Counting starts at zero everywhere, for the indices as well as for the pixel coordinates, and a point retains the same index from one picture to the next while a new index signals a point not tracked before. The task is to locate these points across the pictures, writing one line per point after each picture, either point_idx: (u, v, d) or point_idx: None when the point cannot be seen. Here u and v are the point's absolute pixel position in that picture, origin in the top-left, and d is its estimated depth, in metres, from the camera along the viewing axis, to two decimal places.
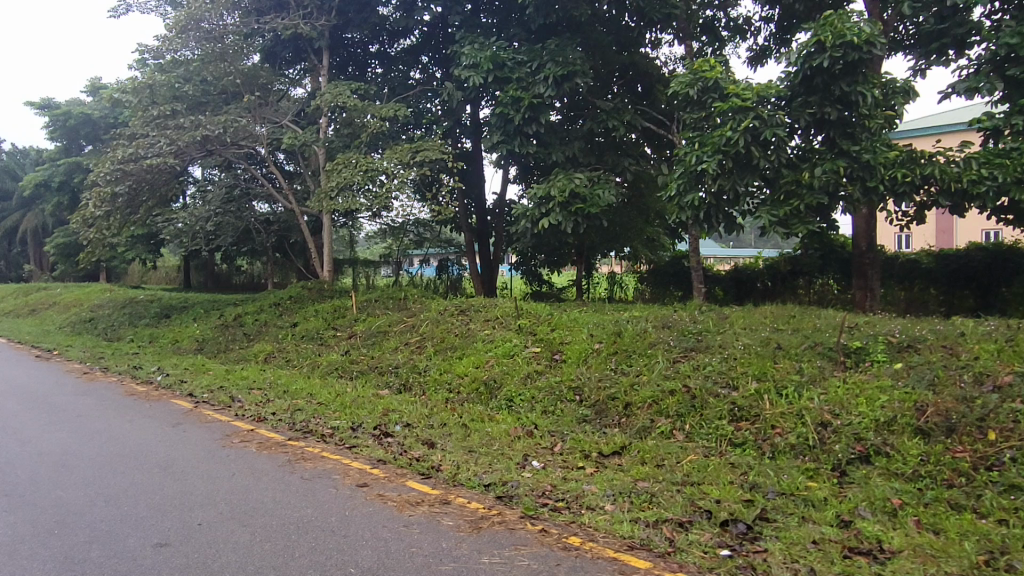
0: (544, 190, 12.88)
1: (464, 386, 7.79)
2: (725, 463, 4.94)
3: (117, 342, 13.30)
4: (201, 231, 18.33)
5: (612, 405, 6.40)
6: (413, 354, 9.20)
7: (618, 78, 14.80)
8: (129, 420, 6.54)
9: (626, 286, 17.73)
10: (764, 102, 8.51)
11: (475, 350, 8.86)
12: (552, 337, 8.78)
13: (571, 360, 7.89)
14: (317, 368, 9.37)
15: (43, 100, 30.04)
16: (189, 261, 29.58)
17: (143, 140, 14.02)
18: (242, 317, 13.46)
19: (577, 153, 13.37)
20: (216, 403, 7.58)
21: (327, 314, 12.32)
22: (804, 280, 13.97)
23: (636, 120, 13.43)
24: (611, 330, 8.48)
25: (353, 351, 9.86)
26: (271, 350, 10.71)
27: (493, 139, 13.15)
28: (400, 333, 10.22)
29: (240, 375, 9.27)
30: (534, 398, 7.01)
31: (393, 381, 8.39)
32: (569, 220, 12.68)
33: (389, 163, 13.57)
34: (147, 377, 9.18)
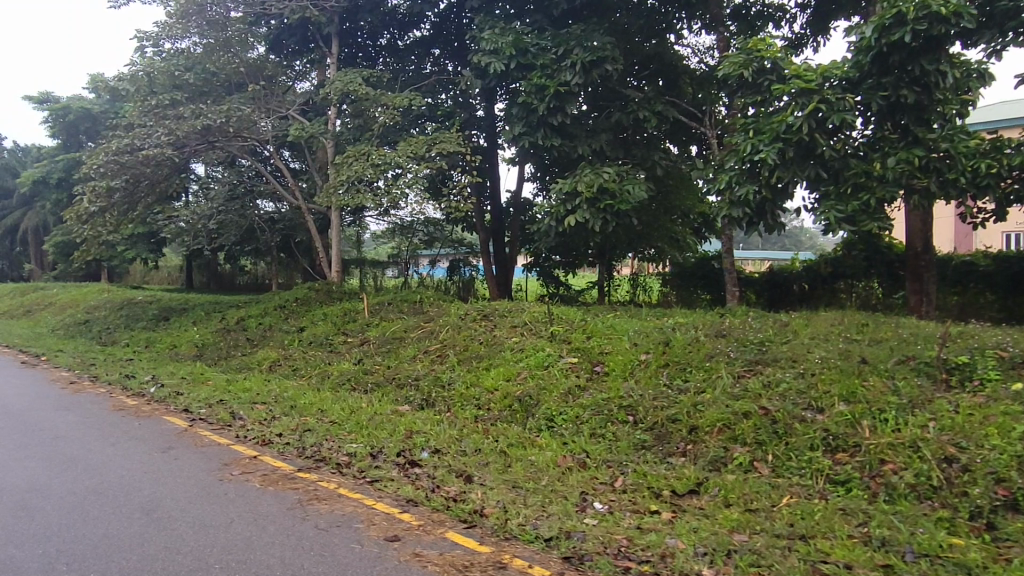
0: (571, 186, 11.99)
1: (495, 402, 6.87)
2: (835, 510, 4.03)
3: (112, 347, 12.39)
4: (204, 229, 17.47)
5: (675, 429, 5.48)
6: (434, 365, 8.30)
7: (637, 72, 13.57)
8: (113, 445, 5.64)
9: (650, 288, 16.72)
10: (830, 83, 7.61)
11: (503, 361, 7.95)
12: (590, 347, 7.88)
13: (615, 373, 6.98)
14: (328, 379, 8.47)
15: (42, 94, 29.19)
16: (191, 261, 28.71)
17: (140, 131, 13.15)
18: (246, 321, 12.57)
19: (605, 147, 12.48)
20: (215, 422, 6.68)
21: (336, 318, 11.41)
22: (846, 282, 13.03)
23: (668, 111, 12.48)
24: (657, 339, 7.57)
25: (367, 359, 8.96)
26: (277, 358, 9.81)
27: (515, 131, 12.28)
28: (418, 340, 9.32)
29: (242, 386, 8.37)
30: (579, 418, 6.11)
31: (414, 396, 7.49)
32: (598, 218, 11.79)
33: (403, 156, 12.67)
34: (139, 389, 8.29)
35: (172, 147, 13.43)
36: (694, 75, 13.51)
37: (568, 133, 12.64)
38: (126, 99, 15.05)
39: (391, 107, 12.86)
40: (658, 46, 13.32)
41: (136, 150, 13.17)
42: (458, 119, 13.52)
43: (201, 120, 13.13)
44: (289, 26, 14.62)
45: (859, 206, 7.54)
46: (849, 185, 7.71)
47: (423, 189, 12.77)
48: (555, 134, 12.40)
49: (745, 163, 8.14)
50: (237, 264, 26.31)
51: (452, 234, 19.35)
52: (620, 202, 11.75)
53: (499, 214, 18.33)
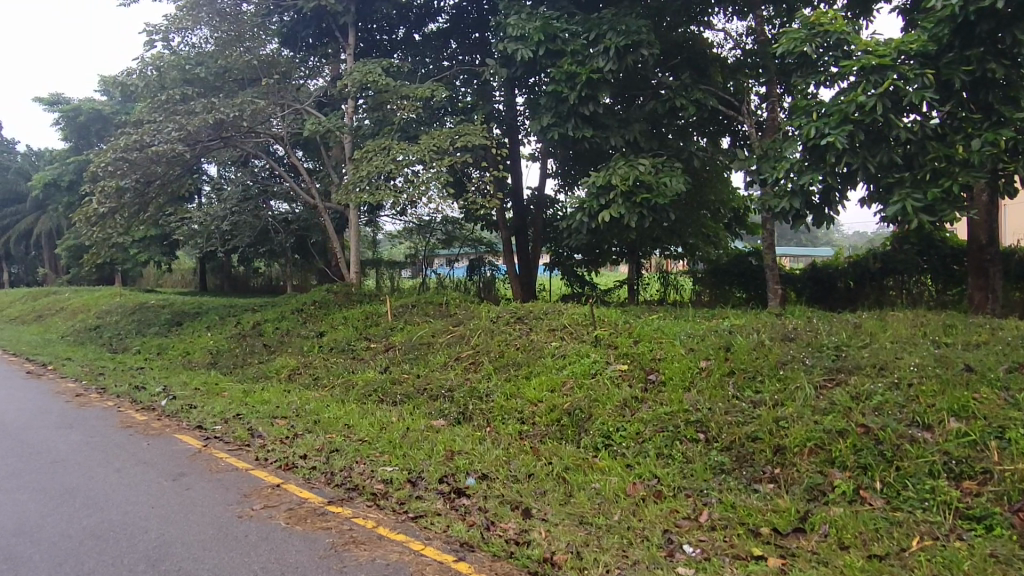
0: (604, 179, 11.29)
1: (540, 416, 6.19)
2: (985, 558, 3.33)
3: (122, 355, 11.81)
4: (217, 231, 16.88)
5: (757, 449, 4.78)
6: (468, 375, 7.63)
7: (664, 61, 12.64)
8: (118, 471, 4.98)
9: (681, 286, 15.93)
10: (905, 59, 6.94)
11: (545, 370, 7.26)
12: (640, 353, 7.17)
13: (674, 382, 6.27)
14: (352, 390, 7.81)
15: (52, 95, 28.79)
16: (205, 264, 28.21)
17: (149, 126, 12.55)
18: (262, 325, 11.96)
19: (639, 137, 11.75)
20: (231, 441, 6.03)
21: (358, 322, 10.77)
22: (896, 279, 12.24)
23: (707, 99, 11.63)
24: (716, 345, 6.86)
25: (394, 368, 8.30)
26: (297, 366, 9.17)
27: (544, 121, 11.61)
28: (448, 345, 8.68)
29: (260, 398, 7.74)
30: (641, 435, 5.41)
31: (448, 409, 6.82)
32: (634, 213, 11.07)
33: (426, 150, 11.98)
34: (149, 403, 7.66)
35: (183, 143, 12.82)
36: (727, 63, 12.75)
37: (599, 123, 11.94)
38: (135, 96, 14.47)
39: (412, 98, 12.20)
40: (689, 35, 12.63)
41: (146, 148, 12.57)
42: (482, 111, 12.83)
43: (212, 114, 12.50)
44: (304, 18, 14.00)
45: (939, 193, 6.79)
46: (926, 171, 6.97)
47: (447, 184, 12.09)
48: (586, 124, 11.72)
49: (809, 147, 7.43)
50: (252, 266, 25.83)
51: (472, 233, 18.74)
52: (657, 195, 11.03)
53: (521, 211, 17.49)
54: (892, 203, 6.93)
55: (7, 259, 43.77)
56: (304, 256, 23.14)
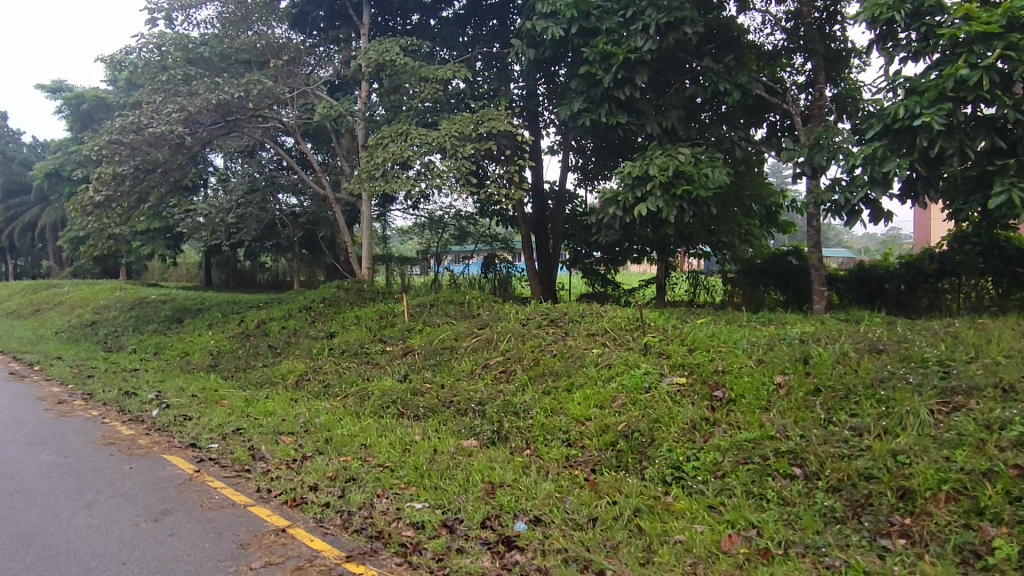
0: (641, 170, 10.34)
1: (591, 440, 5.28)
2: None
3: (117, 354, 10.94)
4: (222, 224, 16.01)
5: (878, 492, 3.87)
6: (499, 386, 6.72)
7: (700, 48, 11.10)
8: (88, 508, 4.10)
9: (713, 287, 15.02)
10: (1015, 28, 6.00)
11: (590, 383, 6.35)
12: (700, 364, 6.25)
13: (747, 400, 5.35)
14: (367, 401, 6.90)
15: (55, 83, 28.01)
16: (211, 258, 27.40)
17: (148, 108, 11.65)
18: (268, 324, 11.10)
19: (677, 125, 10.82)
20: (229, 464, 5.13)
21: (371, 322, 9.88)
22: (953, 281, 11.31)
23: (754, 85, 10.63)
24: (790, 355, 5.94)
25: (414, 375, 7.40)
26: (305, 371, 8.27)
27: (575, 106, 10.70)
28: (473, 351, 7.79)
29: (264, 409, 6.86)
30: (720, 468, 4.50)
31: (480, 427, 5.91)
32: (673, 207, 10.15)
33: (447, 136, 11.05)
34: (138, 413, 6.76)
35: (185, 126, 11.94)
36: (763, 52, 12.05)
37: (634, 109, 11.01)
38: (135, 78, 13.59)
39: (431, 80, 11.26)
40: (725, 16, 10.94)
41: (145, 131, 11.68)
42: (507, 96, 11.93)
43: (216, 94, 11.58)
44: None
45: None
46: None
47: (469, 173, 11.16)
48: (621, 110, 10.80)
49: (895, 130, 6.52)
50: (258, 261, 25.02)
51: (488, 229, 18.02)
52: (699, 188, 10.10)
53: (541, 209, 16.49)
54: (995, 193, 6.04)
55: (11, 251, 43.09)
56: (312, 250, 22.28)
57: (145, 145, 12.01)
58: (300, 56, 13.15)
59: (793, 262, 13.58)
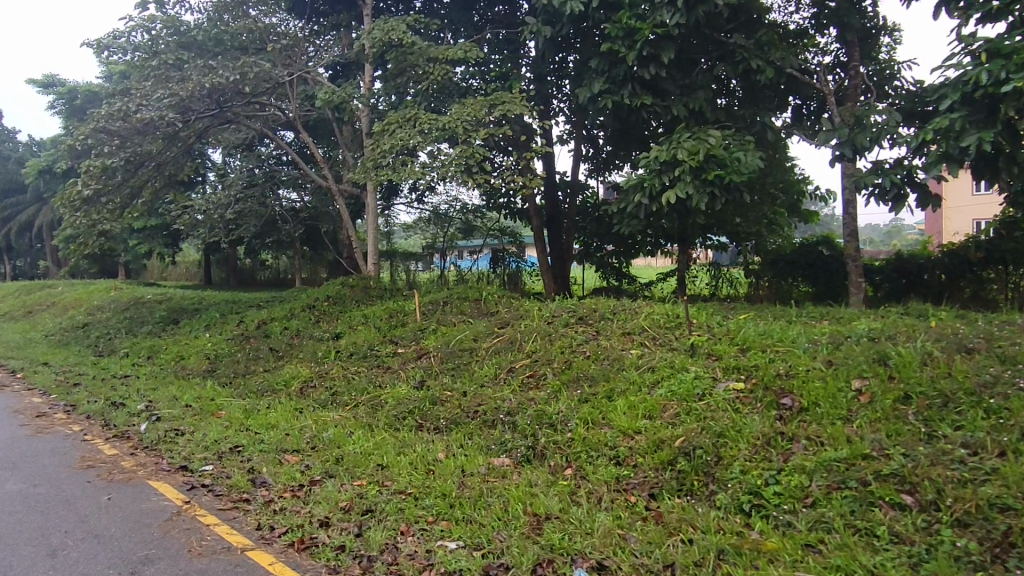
0: (669, 154, 9.59)
1: (645, 459, 4.55)
2: None
3: (107, 359, 10.21)
4: (220, 220, 15.29)
5: (1019, 528, 3.16)
6: (529, 393, 5.99)
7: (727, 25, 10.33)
8: (52, 556, 3.39)
9: (736, 280, 14.30)
10: None
11: (633, 389, 5.63)
12: (758, 366, 5.51)
13: (824, 410, 4.62)
14: (380, 412, 6.17)
15: (47, 76, 27.25)
16: (210, 256, 26.68)
17: (137, 93, 10.91)
18: (268, 324, 10.39)
19: (706, 106, 10.08)
20: (226, 491, 4.42)
21: (380, 322, 9.15)
22: (999, 270, 10.58)
23: (788, 61, 9.88)
24: (864, 355, 5.21)
25: (431, 381, 6.66)
26: (310, 377, 7.54)
27: (595, 88, 9.95)
28: (495, 353, 7.06)
29: (266, 422, 6.13)
30: (809, 495, 3.78)
31: (512, 440, 5.19)
32: (704, 193, 9.40)
33: (459, 119, 10.26)
34: (124, 429, 6.03)
35: (177, 113, 11.19)
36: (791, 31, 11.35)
37: (658, 90, 10.28)
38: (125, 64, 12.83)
39: (440, 61, 10.51)
40: None
41: (134, 119, 10.92)
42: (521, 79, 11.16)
43: (210, 79, 10.83)
44: None
45: None
46: None
47: (483, 160, 10.41)
48: (645, 90, 10.05)
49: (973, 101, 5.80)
50: (258, 259, 24.31)
51: (495, 223, 17.27)
52: (731, 173, 9.36)
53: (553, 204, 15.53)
54: None
55: (7, 251, 42.35)
56: (313, 246, 21.55)
57: (134, 134, 11.27)
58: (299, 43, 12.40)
59: (824, 252, 12.81)
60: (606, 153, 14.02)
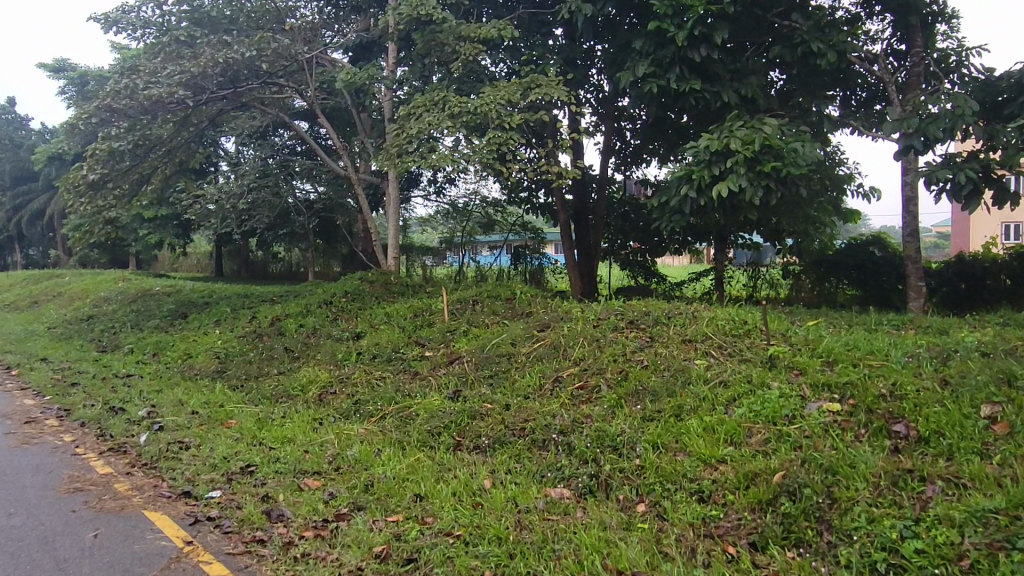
0: (720, 143, 8.79)
1: (739, 497, 3.79)
2: None
3: (110, 355, 9.52)
4: (232, 210, 14.59)
5: None
6: (582, 408, 5.23)
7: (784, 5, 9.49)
8: None
9: (776, 281, 13.49)
10: None
11: (706, 407, 4.85)
12: (855, 384, 4.73)
13: (952, 442, 3.85)
14: (411, 426, 5.43)
15: (58, 60, 26.65)
16: (222, 247, 26.08)
17: (145, 68, 10.20)
18: (283, 321, 9.68)
19: (759, 93, 9.28)
20: (235, 528, 3.70)
21: (404, 321, 8.41)
22: None
23: (851, 45, 9.05)
24: (987, 375, 4.41)
25: (468, 391, 5.92)
26: (329, 383, 6.81)
27: (639, 71, 9.14)
28: (537, 361, 6.30)
29: (281, 435, 5.39)
30: (965, 557, 3.01)
31: (569, 466, 4.44)
32: (759, 186, 8.60)
33: (491, 101, 9.47)
34: (122, 441, 5.32)
35: (187, 91, 10.47)
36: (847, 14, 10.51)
37: (707, 74, 9.49)
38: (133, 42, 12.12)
39: (470, 40, 9.77)
40: None
41: (142, 98, 10.22)
42: (557, 61, 10.37)
43: (224, 54, 10.09)
44: None
45: None
46: None
47: (516, 147, 9.64)
48: (693, 74, 9.27)
49: None
50: (270, 251, 23.68)
51: (516, 218, 16.57)
52: (789, 165, 8.57)
53: (580, 199, 14.64)
54: None
55: (18, 239, 41.97)
56: (327, 239, 20.88)
57: (142, 115, 10.59)
58: (317, 30, 11.70)
59: (875, 253, 11.97)
60: (637, 144, 13.23)
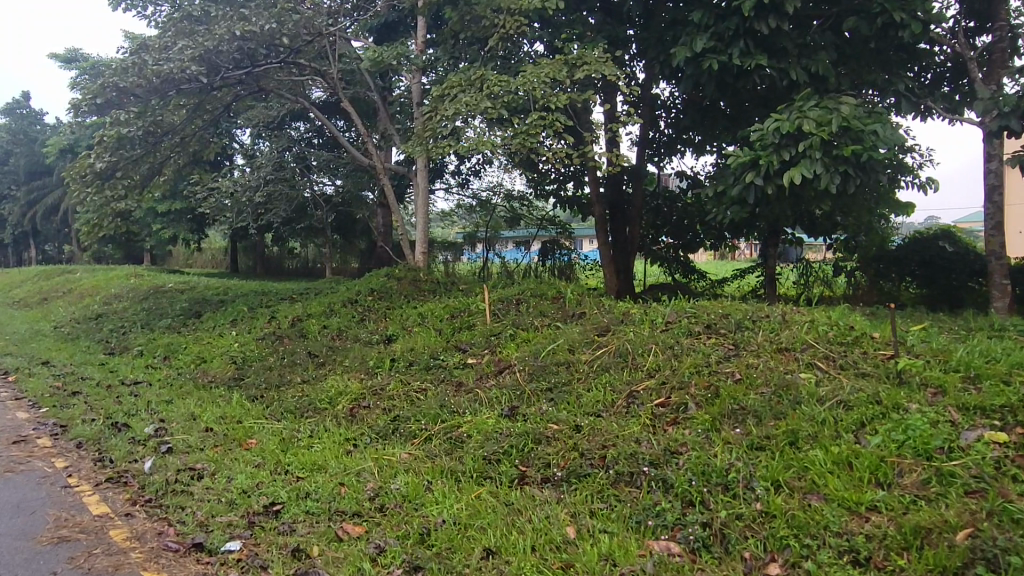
0: (792, 125, 7.87)
1: (912, 564, 2.92)
2: None
3: (118, 358, 8.75)
4: (248, 203, 13.81)
5: None
6: (670, 433, 4.35)
7: None
8: None
9: (830, 279, 12.52)
10: None
11: (830, 433, 3.97)
12: (1018, 408, 3.82)
13: None
14: (463, 452, 4.58)
15: (69, 49, 26.05)
16: (237, 243, 25.39)
17: (155, 43, 9.36)
18: (306, 321, 8.88)
19: (831, 70, 8.35)
20: None
21: (441, 323, 7.58)
22: None
23: (936, 15, 8.11)
24: None
25: (525, 409, 5.07)
26: (361, 394, 5.97)
27: (698, 46, 8.23)
28: (600, 372, 5.44)
29: (309, 461, 4.56)
30: None
31: (671, 510, 3.56)
32: (836, 173, 7.67)
33: (533, 80, 8.59)
34: (123, 468, 4.51)
35: (202, 69, 9.66)
36: None
37: (772, 49, 8.57)
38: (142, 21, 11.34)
39: (509, 13, 8.88)
40: None
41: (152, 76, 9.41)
42: (603, 36, 9.47)
43: (241, 26, 9.26)
44: None
45: None
46: None
47: (559, 130, 8.75)
48: (758, 50, 8.35)
49: None
50: (287, 246, 22.96)
51: (542, 211, 15.74)
52: (871, 148, 7.63)
53: (615, 192, 13.71)
54: None
55: (33, 235, 41.57)
56: (344, 234, 20.08)
57: (152, 96, 9.78)
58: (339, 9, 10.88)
59: (946, 248, 10.95)
60: (670, 134, 12.22)
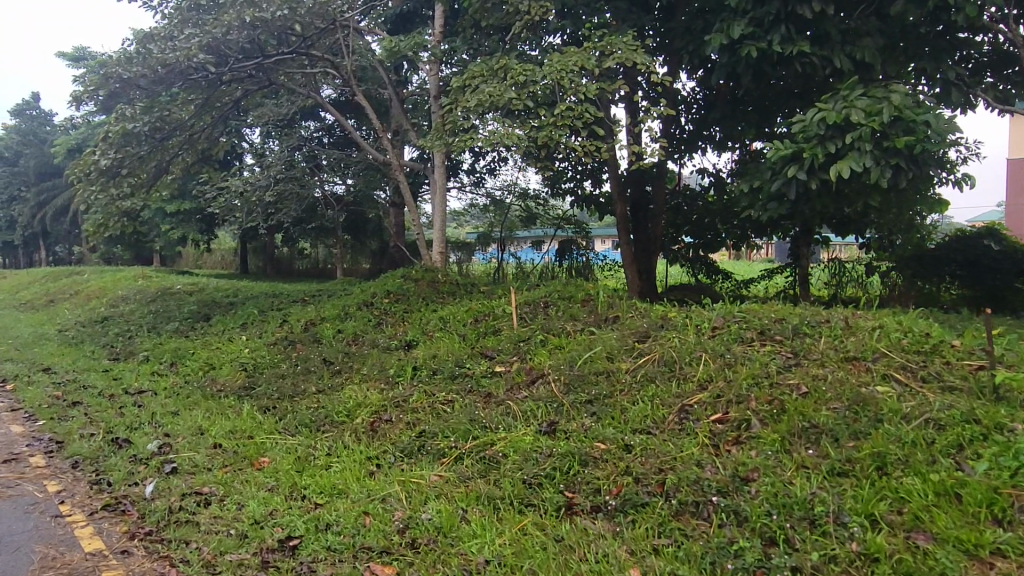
0: (838, 115, 7.35)
1: None
2: None
3: (122, 365, 8.31)
4: (258, 202, 13.37)
5: None
6: (735, 454, 3.85)
7: None
8: None
9: (864, 279, 11.96)
10: None
11: (925, 457, 3.46)
12: None
13: None
14: (500, 474, 4.10)
15: (77, 48, 25.78)
16: (247, 243, 25.01)
17: (159, 32, 8.91)
18: (319, 325, 8.42)
19: (877, 57, 7.82)
20: None
21: (463, 328, 7.09)
22: None
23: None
24: None
25: (566, 425, 4.58)
26: (381, 407, 5.49)
27: (736, 32, 7.71)
28: (644, 383, 4.93)
29: (326, 485, 4.09)
30: None
31: (751, 550, 3.07)
32: (886, 166, 7.13)
33: (558, 70, 8.09)
34: (121, 493, 4.05)
35: (209, 60, 9.20)
36: None
37: (813, 36, 8.05)
38: None
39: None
40: None
41: (158, 68, 8.96)
42: (630, 24, 8.96)
43: (250, 12, 8.79)
44: None
45: None
46: None
47: (586, 122, 8.25)
48: (800, 36, 7.82)
49: None
50: (298, 246, 22.54)
51: (560, 209, 15.22)
52: (925, 139, 7.10)
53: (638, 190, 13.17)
54: None
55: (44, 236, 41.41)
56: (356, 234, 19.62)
57: (158, 87, 9.32)
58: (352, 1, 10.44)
59: (991, 247, 10.38)
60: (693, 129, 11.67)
